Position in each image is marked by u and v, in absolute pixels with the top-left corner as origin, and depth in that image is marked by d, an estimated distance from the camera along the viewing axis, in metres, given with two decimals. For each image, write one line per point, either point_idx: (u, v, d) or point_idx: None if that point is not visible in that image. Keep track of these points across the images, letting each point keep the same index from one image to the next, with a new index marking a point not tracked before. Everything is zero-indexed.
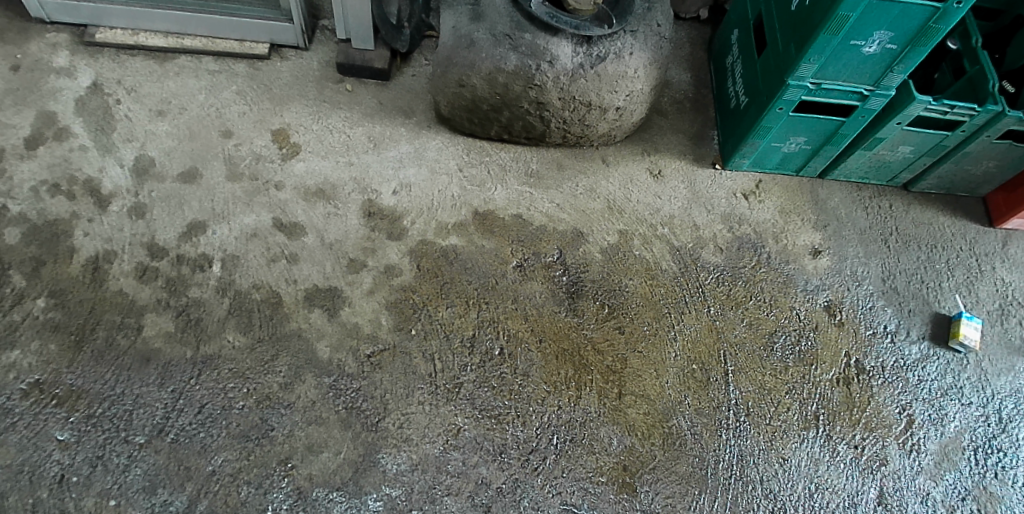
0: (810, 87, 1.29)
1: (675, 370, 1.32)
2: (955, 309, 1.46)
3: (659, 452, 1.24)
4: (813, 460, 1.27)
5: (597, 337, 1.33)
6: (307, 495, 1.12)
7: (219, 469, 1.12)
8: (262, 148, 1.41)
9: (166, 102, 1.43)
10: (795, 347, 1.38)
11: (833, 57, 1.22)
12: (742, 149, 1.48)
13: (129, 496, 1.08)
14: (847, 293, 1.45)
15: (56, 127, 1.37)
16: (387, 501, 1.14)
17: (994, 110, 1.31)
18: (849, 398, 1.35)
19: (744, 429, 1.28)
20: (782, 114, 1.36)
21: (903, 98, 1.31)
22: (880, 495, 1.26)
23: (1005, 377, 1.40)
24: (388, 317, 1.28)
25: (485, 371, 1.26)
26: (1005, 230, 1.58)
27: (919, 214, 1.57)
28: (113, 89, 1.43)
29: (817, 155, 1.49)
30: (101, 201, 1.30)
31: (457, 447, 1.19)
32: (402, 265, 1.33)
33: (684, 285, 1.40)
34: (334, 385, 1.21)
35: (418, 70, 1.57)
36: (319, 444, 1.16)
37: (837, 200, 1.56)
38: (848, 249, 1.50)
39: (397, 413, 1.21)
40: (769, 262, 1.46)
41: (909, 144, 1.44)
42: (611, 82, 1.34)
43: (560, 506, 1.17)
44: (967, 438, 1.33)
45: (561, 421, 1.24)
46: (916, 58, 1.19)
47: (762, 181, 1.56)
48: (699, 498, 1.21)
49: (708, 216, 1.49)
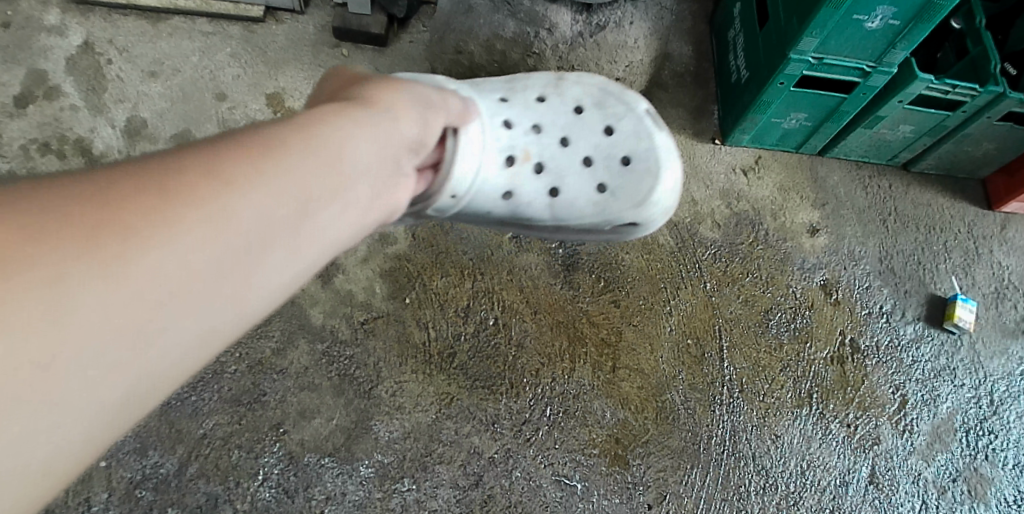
0: (812, 62, 1.27)
1: (670, 345, 1.31)
2: (951, 291, 1.46)
3: (652, 425, 1.25)
4: (806, 437, 1.29)
5: (593, 310, 1.32)
6: (299, 460, 1.15)
7: (210, 432, 1.14)
8: (255, 112, 1.39)
9: (159, 63, 1.40)
10: (791, 325, 1.37)
11: (835, 31, 1.20)
12: (742, 125, 1.47)
13: (120, 458, 1.11)
14: (844, 273, 1.44)
15: (47, 86, 1.34)
16: (378, 467, 1.16)
17: (996, 91, 1.29)
18: (843, 376, 1.35)
19: (738, 405, 1.29)
20: (783, 89, 1.34)
21: (905, 76, 1.30)
22: (871, 473, 1.28)
23: (998, 360, 1.41)
24: (382, 285, 1.27)
25: (478, 340, 1.26)
26: (1004, 213, 1.57)
27: (918, 194, 1.56)
28: (104, 48, 1.40)
29: (817, 132, 1.47)
30: (93, 161, 1.29)
31: (449, 416, 1.20)
32: (398, 233, 1.31)
33: (682, 261, 1.39)
34: (326, 352, 1.21)
35: (416, 37, 1.52)
36: (312, 410, 1.18)
37: (836, 179, 1.55)
38: (846, 228, 1.49)
39: (390, 381, 1.21)
40: (766, 239, 1.45)
41: (910, 123, 1.42)
42: (611, 51, 1.31)
43: (552, 477, 1.19)
44: (959, 419, 1.35)
45: (554, 394, 1.24)
46: (918, 35, 1.17)
47: (762, 156, 1.54)
48: (690, 472, 1.23)
49: (706, 191, 1.47)
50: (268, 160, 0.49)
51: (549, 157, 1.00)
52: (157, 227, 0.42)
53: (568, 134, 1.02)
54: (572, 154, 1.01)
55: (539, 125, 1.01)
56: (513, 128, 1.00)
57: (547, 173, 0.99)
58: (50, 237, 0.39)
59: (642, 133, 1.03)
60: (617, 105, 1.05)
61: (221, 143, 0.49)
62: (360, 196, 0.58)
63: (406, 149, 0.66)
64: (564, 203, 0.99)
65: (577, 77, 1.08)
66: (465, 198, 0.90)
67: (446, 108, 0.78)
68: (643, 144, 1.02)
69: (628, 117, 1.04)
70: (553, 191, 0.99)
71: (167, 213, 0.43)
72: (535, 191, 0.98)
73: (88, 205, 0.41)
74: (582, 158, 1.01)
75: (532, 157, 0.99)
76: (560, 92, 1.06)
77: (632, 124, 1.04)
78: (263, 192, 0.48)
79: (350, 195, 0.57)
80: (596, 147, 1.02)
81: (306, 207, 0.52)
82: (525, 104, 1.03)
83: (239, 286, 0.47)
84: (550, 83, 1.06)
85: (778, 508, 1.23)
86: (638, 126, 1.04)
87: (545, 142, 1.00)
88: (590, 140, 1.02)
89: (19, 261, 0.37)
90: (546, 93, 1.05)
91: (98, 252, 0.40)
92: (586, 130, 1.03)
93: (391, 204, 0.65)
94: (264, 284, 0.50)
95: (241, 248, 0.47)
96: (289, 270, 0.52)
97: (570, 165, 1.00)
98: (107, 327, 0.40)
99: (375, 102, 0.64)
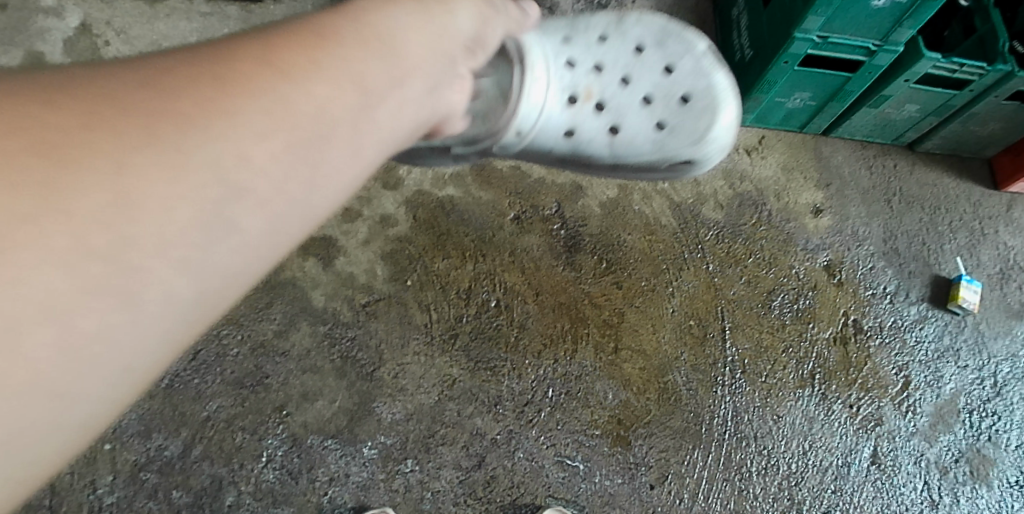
0: (816, 41, 1.25)
1: (673, 326, 1.31)
2: (955, 271, 1.45)
3: (654, 406, 1.25)
4: (808, 418, 1.29)
5: (595, 291, 1.32)
6: (302, 442, 1.15)
7: (213, 415, 1.15)
8: None
9: (157, 44, 1.39)
10: (794, 305, 1.37)
11: (841, 9, 1.17)
12: (745, 104, 1.44)
13: (124, 440, 1.12)
14: (847, 253, 1.44)
15: (45, 68, 1.33)
16: (381, 449, 1.16)
17: (1004, 70, 1.28)
18: (846, 357, 1.35)
19: (740, 386, 1.29)
20: (788, 68, 1.32)
21: (911, 54, 1.28)
22: (873, 454, 1.29)
23: (1002, 341, 1.40)
24: (383, 267, 1.26)
25: (481, 322, 1.26)
26: (1009, 193, 1.55)
27: (923, 174, 1.55)
28: (102, 30, 1.38)
29: (821, 112, 1.45)
30: None
31: (451, 398, 1.20)
32: (398, 215, 1.30)
33: (684, 242, 1.38)
34: (328, 334, 1.21)
35: None
36: (314, 392, 1.18)
37: (840, 158, 1.53)
38: (850, 208, 1.48)
39: (392, 363, 1.21)
40: (770, 220, 1.43)
41: (916, 102, 1.41)
42: None
43: (554, 457, 1.20)
44: (962, 400, 1.34)
45: (557, 375, 1.24)
46: (926, 13, 1.15)
47: (766, 136, 1.52)
48: (692, 453, 1.23)
49: (709, 172, 1.45)
50: (321, 50, 0.46)
51: (610, 94, 0.90)
52: (221, 121, 0.40)
53: (628, 81, 0.91)
54: (633, 104, 0.90)
55: (599, 69, 0.90)
56: (573, 63, 0.89)
57: (602, 123, 0.89)
58: (109, 124, 0.37)
59: (710, 68, 0.93)
60: (685, 38, 0.94)
61: (273, 32, 0.46)
62: (417, 92, 0.55)
63: (463, 50, 0.63)
64: (623, 145, 0.90)
65: (644, 16, 0.95)
66: (513, 139, 0.84)
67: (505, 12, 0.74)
68: (709, 79, 0.92)
69: (696, 50, 0.93)
70: (612, 132, 0.90)
71: (229, 106, 0.41)
72: (589, 135, 0.89)
73: (146, 90, 0.39)
74: (645, 111, 0.90)
75: (592, 94, 0.89)
76: (623, 32, 0.94)
77: (702, 75, 0.92)
78: (324, 80, 0.46)
79: (407, 90, 0.54)
80: (661, 98, 0.91)
81: (370, 96, 0.49)
82: (585, 37, 0.92)
83: (304, 179, 0.45)
84: (614, 22, 0.95)
85: (780, 488, 1.24)
86: (705, 60, 0.93)
87: (604, 89, 0.89)
88: (654, 76, 0.92)
89: (79, 155, 0.35)
90: (611, 33, 0.94)
91: (155, 138, 0.38)
92: (650, 65, 0.92)
93: (449, 105, 0.63)
94: (339, 177, 0.48)
95: (308, 141, 0.45)
96: (353, 165, 0.49)
97: (630, 116, 0.90)
98: (185, 222, 0.38)
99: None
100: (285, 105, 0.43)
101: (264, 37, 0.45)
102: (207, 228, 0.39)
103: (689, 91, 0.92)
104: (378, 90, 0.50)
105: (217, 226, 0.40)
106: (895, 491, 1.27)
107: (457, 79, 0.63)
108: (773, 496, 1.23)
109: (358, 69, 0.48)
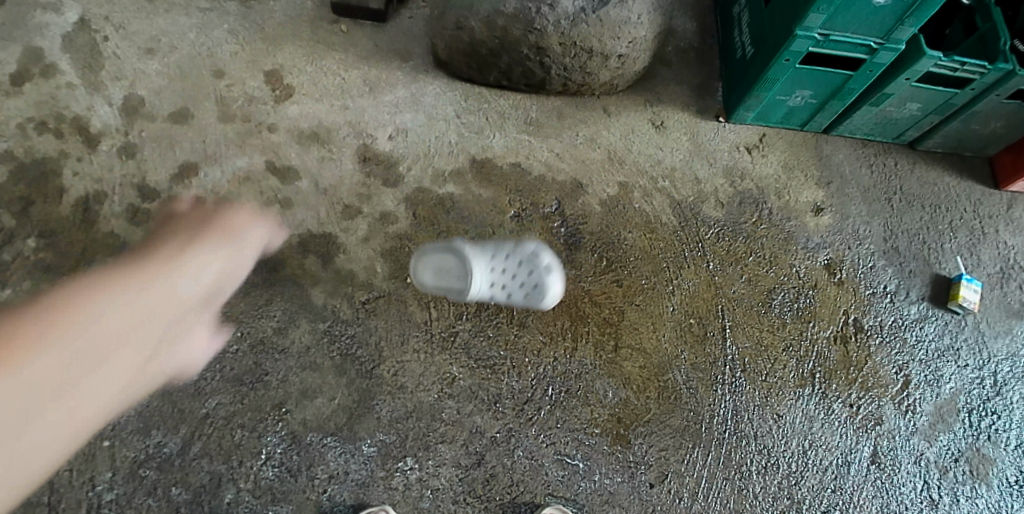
0: (818, 38, 1.24)
1: (673, 325, 1.31)
2: (955, 271, 1.45)
3: (654, 405, 1.25)
4: (808, 417, 1.29)
5: (595, 289, 1.31)
6: (301, 439, 1.15)
7: (213, 412, 1.15)
8: (254, 90, 1.36)
9: (156, 40, 1.38)
10: (794, 304, 1.37)
11: (844, 7, 1.17)
12: (746, 102, 1.44)
13: (123, 437, 1.12)
14: (848, 252, 1.43)
15: (43, 64, 1.32)
16: (380, 446, 1.16)
17: (1005, 69, 1.27)
18: (846, 356, 1.35)
19: (740, 385, 1.29)
20: (789, 66, 1.32)
21: (913, 53, 1.27)
22: (873, 453, 1.28)
23: (1002, 340, 1.40)
24: (383, 265, 1.26)
25: (480, 319, 1.25)
26: (1010, 193, 1.55)
27: (924, 173, 1.54)
28: (101, 25, 1.38)
29: (822, 110, 1.45)
30: (90, 140, 1.27)
31: (451, 396, 1.20)
32: (398, 212, 1.30)
33: (685, 240, 1.38)
34: (328, 331, 1.21)
35: (415, 12, 1.48)
36: (314, 390, 1.18)
37: (841, 157, 1.53)
38: (851, 207, 1.48)
39: (392, 360, 1.21)
40: (770, 218, 1.43)
41: (918, 101, 1.40)
42: (614, 27, 1.28)
43: (554, 456, 1.19)
44: (962, 400, 1.34)
45: (556, 373, 1.24)
46: (928, 11, 1.15)
47: (766, 134, 1.51)
48: (692, 451, 1.23)
49: (710, 169, 1.45)
50: (129, 296, 0.89)
51: (494, 277, 1.22)
52: (22, 367, 0.73)
53: (515, 274, 1.23)
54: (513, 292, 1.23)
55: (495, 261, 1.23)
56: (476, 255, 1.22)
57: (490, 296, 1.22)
58: (37, 350, 0.75)
59: (557, 274, 1.26)
60: (547, 255, 1.26)
61: (94, 275, 0.86)
62: (162, 349, 0.99)
63: (204, 291, 1.03)
64: (494, 296, 1.23)
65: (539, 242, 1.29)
66: (433, 283, 1.22)
67: (241, 242, 1.13)
68: (553, 278, 1.25)
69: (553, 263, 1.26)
70: (489, 292, 1.22)
71: (25, 356, 0.73)
72: (476, 292, 1.21)
73: (49, 328, 0.77)
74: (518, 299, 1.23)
75: (484, 273, 1.21)
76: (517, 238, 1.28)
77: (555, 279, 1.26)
78: (124, 325, 0.87)
79: (174, 310, 0.97)
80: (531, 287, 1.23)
81: (143, 347, 0.92)
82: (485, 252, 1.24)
83: (81, 399, 0.83)
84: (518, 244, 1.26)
85: (780, 487, 1.24)
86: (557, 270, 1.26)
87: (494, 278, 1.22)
88: (523, 277, 1.23)
89: (22, 351, 0.73)
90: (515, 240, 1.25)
91: (47, 341, 0.76)
92: (522, 276, 1.23)
93: (192, 328, 1.07)
94: (95, 374, 0.83)
95: (54, 387, 0.77)
96: (111, 386, 0.88)
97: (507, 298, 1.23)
98: (17, 402, 0.73)
99: (160, 256, 0.98)
100: (97, 357, 0.83)
101: (77, 296, 0.82)
102: (30, 395, 0.74)
103: (540, 281, 1.24)
104: (141, 328, 0.90)
105: (51, 398, 0.77)
106: (895, 490, 1.27)
107: (195, 308, 1.05)
108: (773, 495, 1.23)
109: (147, 312, 0.92)
